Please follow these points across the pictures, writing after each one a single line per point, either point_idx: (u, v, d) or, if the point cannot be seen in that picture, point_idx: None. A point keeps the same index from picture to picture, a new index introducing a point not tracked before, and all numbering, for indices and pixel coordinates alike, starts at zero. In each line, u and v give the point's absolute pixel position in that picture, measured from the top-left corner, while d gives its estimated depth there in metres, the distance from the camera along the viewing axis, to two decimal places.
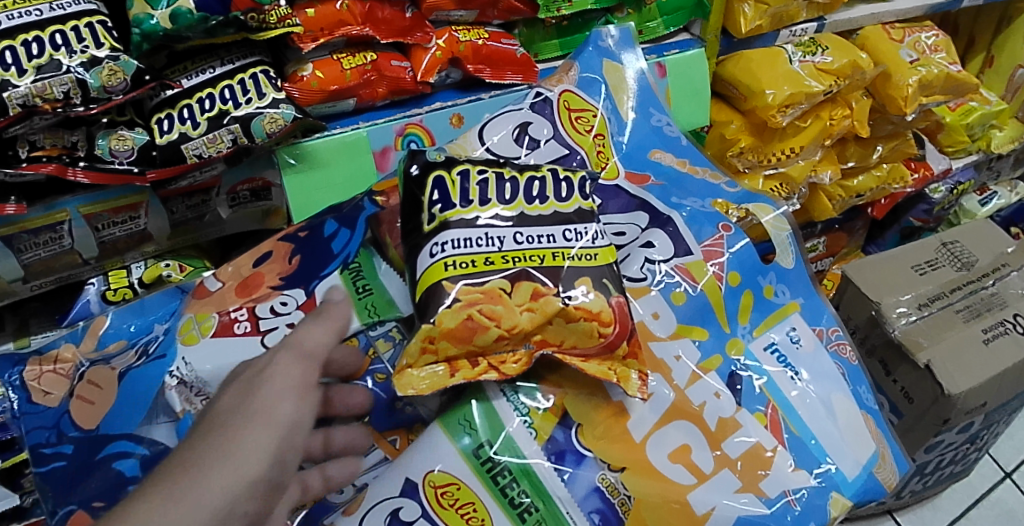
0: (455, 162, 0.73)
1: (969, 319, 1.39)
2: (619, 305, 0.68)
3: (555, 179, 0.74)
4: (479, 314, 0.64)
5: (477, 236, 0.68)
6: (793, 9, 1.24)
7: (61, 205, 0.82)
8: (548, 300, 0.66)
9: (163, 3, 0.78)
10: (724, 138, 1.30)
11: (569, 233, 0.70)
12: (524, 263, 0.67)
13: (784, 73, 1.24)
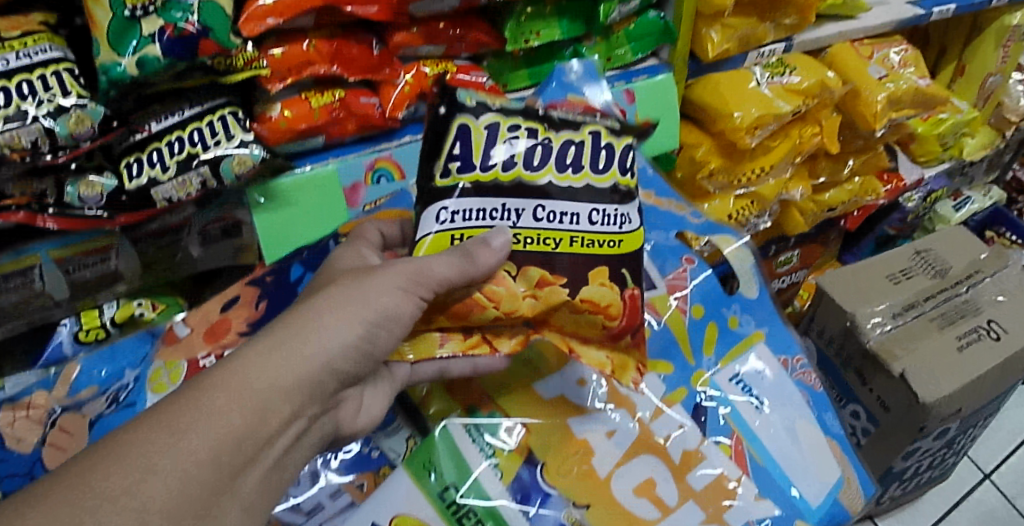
0: (486, 110, 0.69)
1: (944, 326, 1.41)
2: (632, 297, 0.72)
3: (596, 145, 0.72)
4: (481, 295, 0.67)
5: (495, 208, 0.69)
6: (759, 32, 1.28)
7: (30, 249, 0.84)
8: (553, 290, 0.68)
9: (130, 50, 0.80)
10: (693, 161, 1.30)
11: (595, 216, 0.71)
12: (535, 246, 0.69)
13: (751, 93, 1.27)
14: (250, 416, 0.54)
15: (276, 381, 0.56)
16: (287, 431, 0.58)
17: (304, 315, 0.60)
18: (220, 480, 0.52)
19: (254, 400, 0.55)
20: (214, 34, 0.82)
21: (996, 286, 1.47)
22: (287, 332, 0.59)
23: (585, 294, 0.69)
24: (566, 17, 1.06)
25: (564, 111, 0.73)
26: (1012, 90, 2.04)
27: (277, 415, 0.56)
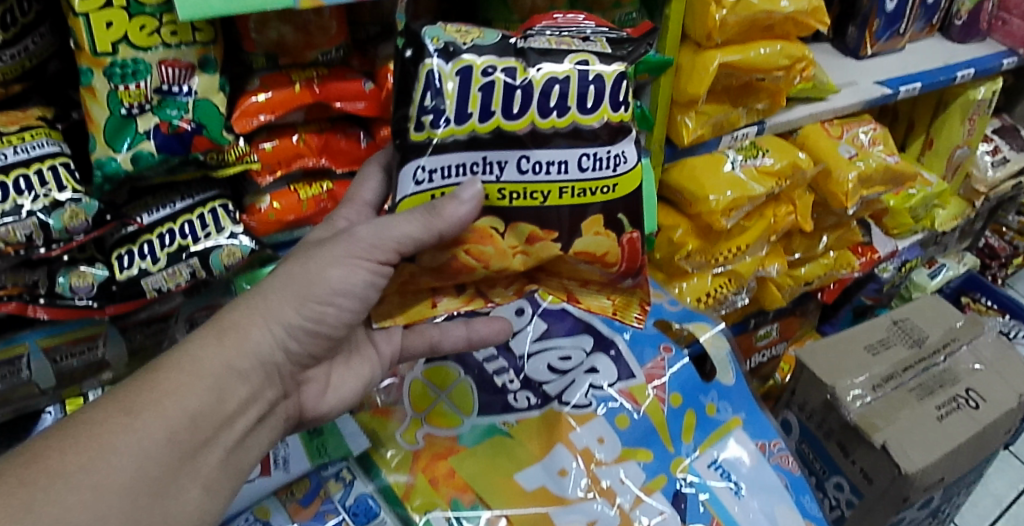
0: (456, 55, 0.72)
1: (923, 397, 1.44)
2: (630, 241, 0.80)
3: (582, 80, 0.74)
4: (468, 254, 0.77)
5: (476, 161, 0.74)
6: (733, 117, 1.35)
7: (20, 338, 0.90)
8: (543, 246, 0.78)
9: (125, 147, 0.85)
10: (671, 242, 1.35)
11: (584, 162, 0.76)
12: (522, 200, 0.76)
13: (725, 179, 1.33)
14: (208, 395, 0.66)
15: (226, 366, 0.68)
16: (243, 411, 0.70)
17: (249, 307, 0.72)
18: (182, 449, 0.63)
19: (209, 380, 0.66)
20: (207, 130, 0.87)
21: (971, 355, 1.52)
22: (235, 327, 0.71)
23: (578, 245, 0.78)
24: None
25: (545, 44, 0.75)
26: (979, 162, 2.12)
27: (231, 396, 0.68)
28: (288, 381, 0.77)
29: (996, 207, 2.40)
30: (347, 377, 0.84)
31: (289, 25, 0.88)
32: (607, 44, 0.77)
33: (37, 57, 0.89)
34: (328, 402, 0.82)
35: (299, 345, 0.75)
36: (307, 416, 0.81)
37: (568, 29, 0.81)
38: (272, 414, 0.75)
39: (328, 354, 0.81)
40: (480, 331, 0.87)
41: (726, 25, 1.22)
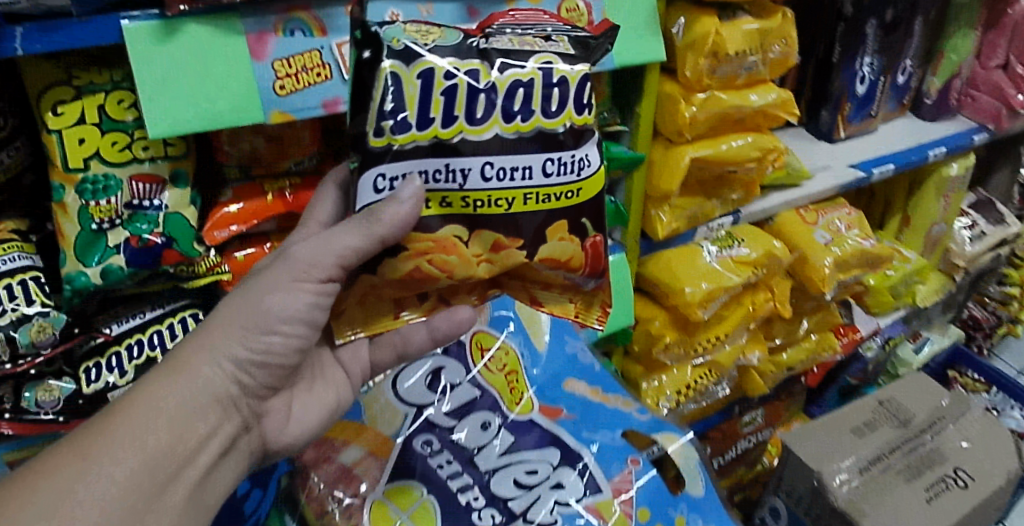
0: (416, 56, 0.69)
1: (910, 478, 1.41)
2: (594, 244, 0.79)
3: (546, 82, 0.72)
4: (428, 263, 0.73)
5: (438, 169, 0.71)
6: (708, 209, 1.37)
7: None
8: (508, 253, 0.75)
9: (95, 260, 0.86)
10: (650, 334, 1.39)
11: (549, 166, 0.74)
12: (486, 208, 0.73)
13: (702, 271, 1.35)
14: (165, 435, 0.67)
15: (181, 407, 0.70)
16: (204, 448, 0.71)
17: (198, 345, 0.73)
18: (144, 494, 0.64)
19: (165, 420, 0.68)
20: (178, 244, 0.89)
21: (958, 433, 1.51)
22: (187, 364, 0.72)
23: (543, 252, 0.76)
24: None
25: (507, 45, 0.72)
26: (956, 236, 2.13)
27: (190, 435, 0.70)
28: (249, 413, 0.78)
29: (976, 279, 2.40)
30: (310, 404, 0.87)
31: (262, 137, 0.92)
32: (570, 44, 0.76)
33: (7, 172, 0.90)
34: (291, 432, 0.85)
35: (255, 377, 0.77)
36: (272, 447, 0.84)
37: (529, 28, 0.79)
38: (235, 446, 0.77)
39: (286, 383, 0.84)
40: (441, 326, 0.84)
41: (695, 121, 1.24)
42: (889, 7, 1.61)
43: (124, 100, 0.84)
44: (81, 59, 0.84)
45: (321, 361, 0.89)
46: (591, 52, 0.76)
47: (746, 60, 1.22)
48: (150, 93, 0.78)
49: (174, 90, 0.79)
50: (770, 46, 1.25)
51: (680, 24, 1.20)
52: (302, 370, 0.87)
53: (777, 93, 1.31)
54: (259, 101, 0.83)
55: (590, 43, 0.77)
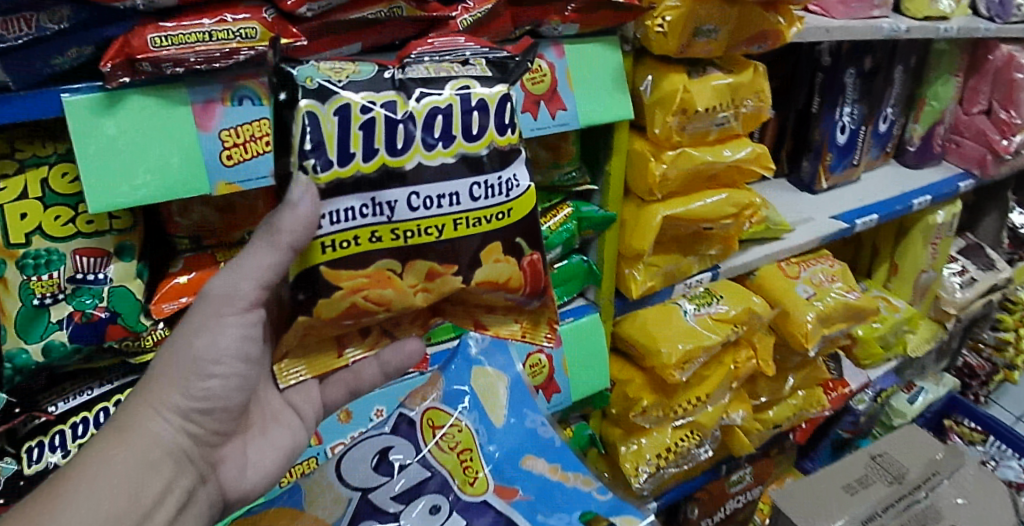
0: (331, 94, 0.67)
1: None
2: (533, 263, 0.78)
3: (465, 108, 0.71)
4: (365, 298, 0.71)
5: (365, 205, 0.69)
6: (684, 265, 1.34)
7: None
8: (443, 279, 0.73)
9: (37, 336, 0.84)
10: (627, 396, 1.36)
11: (476, 190, 0.72)
12: (417, 238, 0.71)
13: (680, 331, 1.31)
14: (118, 493, 0.64)
15: (132, 462, 0.68)
16: (162, 502, 0.68)
17: (139, 402, 0.72)
18: None
19: (116, 479, 0.65)
20: (123, 318, 0.87)
21: (954, 489, 1.44)
22: (131, 424, 0.70)
23: (480, 275, 0.75)
24: None
25: (423, 73, 0.71)
26: (945, 283, 2.09)
27: (145, 490, 0.67)
28: (203, 463, 0.75)
29: (968, 325, 2.36)
30: (265, 447, 0.82)
31: (212, 208, 0.93)
32: (486, 65, 0.74)
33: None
34: (250, 477, 0.80)
35: (204, 424, 0.74)
36: (231, 497, 0.79)
37: (447, 53, 0.75)
38: (196, 500, 0.73)
39: (235, 427, 0.79)
40: (392, 359, 0.87)
41: (666, 179, 1.19)
42: (866, 57, 1.60)
43: (69, 172, 0.82)
44: (26, 131, 0.83)
45: (265, 406, 0.83)
46: (509, 75, 0.75)
47: (717, 116, 1.17)
48: (91, 168, 0.76)
49: (116, 164, 0.77)
50: (743, 101, 1.19)
51: (648, 82, 1.14)
52: (250, 412, 0.81)
53: (750, 147, 1.26)
54: (204, 172, 0.82)
55: (507, 64, 0.75)
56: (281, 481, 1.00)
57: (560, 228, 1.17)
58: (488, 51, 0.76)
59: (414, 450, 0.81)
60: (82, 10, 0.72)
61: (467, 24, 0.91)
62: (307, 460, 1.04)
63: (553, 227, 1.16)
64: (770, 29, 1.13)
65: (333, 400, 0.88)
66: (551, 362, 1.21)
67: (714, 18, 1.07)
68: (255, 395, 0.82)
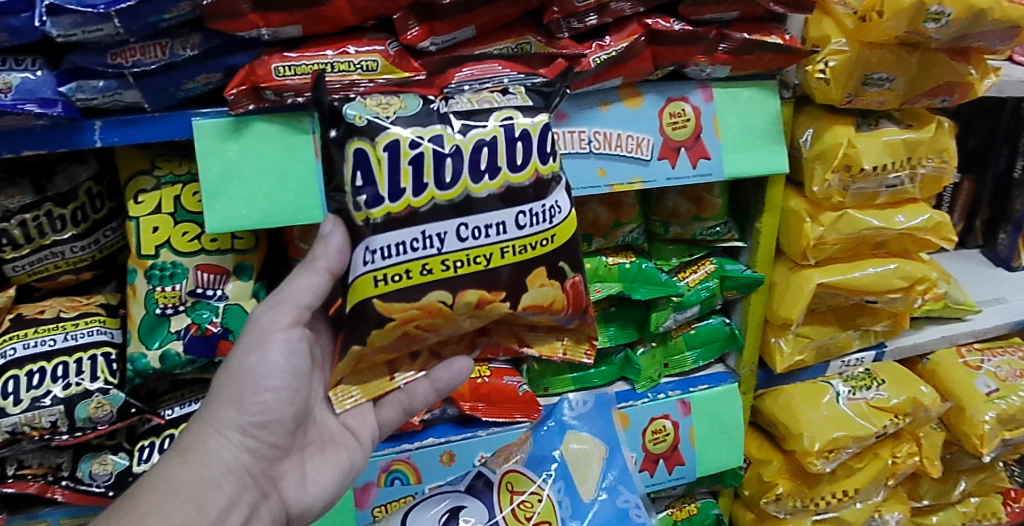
0: (379, 130, 0.67)
1: None
2: (574, 285, 0.74)
3: (509, 138, 0.69)
4: (415, 327, 0.69)
5: (413, 237, 0.67)
6: (843, 340, 1.11)
7: (42, 514, 0.87)
8: (493, 306, 0.69)
9: (156, 343, 0.82)
10: (762, 479, 1.14)
11: (522, 219, 0.69)
12: (467, 267, 0.68)
13: (827, 416, 1.09)
14: (185, 506, 0.64)
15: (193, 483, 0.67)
16: (228, 517, 0.67)
17: (200, 422, 0.71)
18: None
19: (181, 492, 0.65)
20: (234, 335, 0.84)
21: None
22: (193, 445, 0.70)
23: (525, 300, 0.71)
24: (614, 323, 1.01)
25: (466, 106, 0.70)
26: None
27: (210, 504, 0.66)
28: (264, 479, 0.73)
29: None
30: (325, 465, 0.78)
31: None
32: (527, 94, 0.74)
33: (109, 249, 0.89)
34: (310, 494, 0.76)
35: (263, 439, 0.72)
36: (295, 516, 0.75)
37: (486, 81, 0.77)
38: (258, 516, 0.71)
39: (293, 443, 0.76)
40: (444, 377, 0.79)
41: (823, 243, 1.02)
42: None
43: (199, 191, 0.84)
44: (166, 150, 0.86)
45: (321, 424, 0.79)
46: (548, 103, 0.74)
47: (888, 177, 1.00)
48: (213, 190, 0.78)
49: (236, 185, 0.78)
50: (922, 160, 1.02)
51: (808, 134, 1.00)
52: (307, 431, 0.78)
53: (928, 214, 1.06)
54: (317, 202, 0.80)
55: (547, 93, 0.75)
56: (373, 513, 0.93)
57: (698, 286, 1.01)
58: (526, 78, 0.77)
59: (487, 514, 0.74)
60: (212, 38, 0.75)
61: (600, 63, 0.83)
62: (404, 497, 0.94)
63: (689, 285, 1.01)
64: (960, 81, 0.97)
65: (390, 420, 0.82)
66: (677, 432, 1.04)
67: (888, 65, 0.94)
68: (312, 416, 0.78)
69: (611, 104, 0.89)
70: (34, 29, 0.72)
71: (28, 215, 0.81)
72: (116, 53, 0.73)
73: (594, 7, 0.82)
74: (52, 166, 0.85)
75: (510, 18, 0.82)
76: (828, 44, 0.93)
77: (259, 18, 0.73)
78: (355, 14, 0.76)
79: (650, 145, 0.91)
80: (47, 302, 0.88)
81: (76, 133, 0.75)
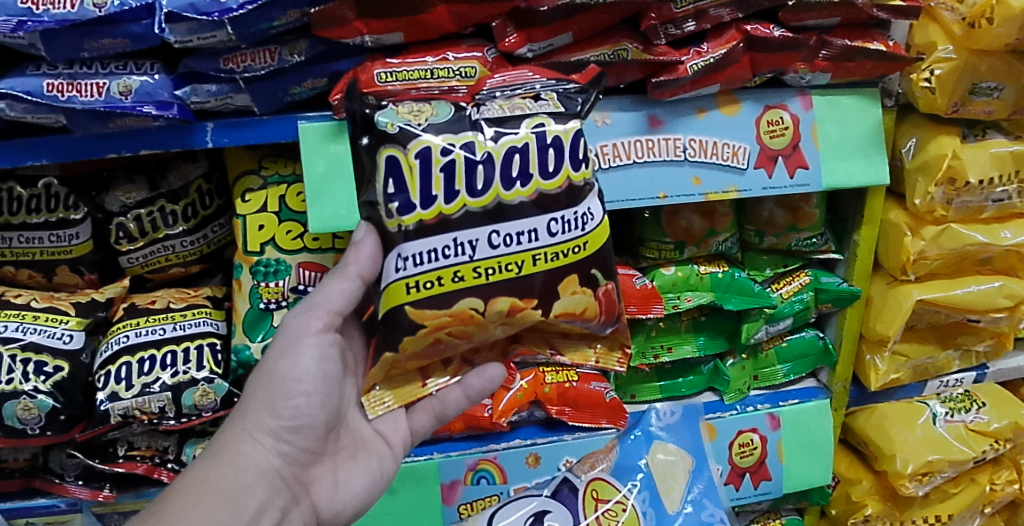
0: (411, 137, 0.68)
1: None
2: (606, 293, 0.75)
3: (541, 145, 0.69)
4: (447, 335, 0.70)
5: (444, 245, 0.68)
6: (942, 359, 1.07)
7: (148, 494, 0.92)
8: (524, 314, 0.70)
9: (260, 335, 0.84)
10: (851, 499, 1.09)
11: (554, 226, 0.70)
12: (499, 275, 0.69)
13: (921, 438, 1.05)
14: (216, 511, 0.68)
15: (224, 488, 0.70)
16: (257, 520, 0.70)
17: (235, 426, 0.74)
18: None
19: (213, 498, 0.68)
20: None
21: None
22: (228, 448, 0.73)
23: (558, 308, 0.72)
24: (704, 332, 1.00)
25: (498, 112, 0.70)
26: None
27: (240, 509, 0.70)
28: (296, 483, 0.76)
29: None
30: (357, 470, 0.80)
31: None
32: (558, 101, 0.73)
33: (216, 244, 0.93)
34: (342, 497, 0.79)
35: (296, 444, 0.75)
36: (327, 517, 0.78)
37: (517, 87, 0.75)
38: (290, 519, 0.74)
39: (325, 447, 0.78)
40: (477, 384, 0.81)
41: (924, 258, 0.98)
42: None
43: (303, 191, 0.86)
44: (273, 151, 0.89)
45: (355, 429, 0.81)
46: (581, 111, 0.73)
47: (995, 191, 0.95)
48: (316, 191, 0.80)
49: (338, 186, 0.81)
50: None
51: (912, 144, 0.96)
52: (341, 435, 0.80)
53: None
54: None
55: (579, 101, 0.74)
56: (459, 511, 0.94)
57: (792, 299, 1.00)
58: (559, 84, 0.75)
59: (572, 519, 0.74)
60: (318, 44, 0.77)
61: (698, 69, 0.82)
62: (489, 496, 0.95)
63: (783, 296, 0.99)
64: None
65: (422, 427, 0.83)
66: (765, 446, 1.02)
67: (997, 74, 0.90)
68: (346, 420, 0.80)
69: (708, 112, 0.88)
70: (154, 36, 0.74)
71: (143, 210, 0.87)
72: (228, 59, 0.76)
73: (692, 13, 0.82)
74: (166, 163, 0.89)
75: (606, 24, 0.81)
76: (934, 51, 0.89)
77: (362, 26, 0.75)
78: (454, 22, 0.77)
79: (747, 154, 0.89)
80: (158, 293, 0.93)
81: (190, 135, 0.79)
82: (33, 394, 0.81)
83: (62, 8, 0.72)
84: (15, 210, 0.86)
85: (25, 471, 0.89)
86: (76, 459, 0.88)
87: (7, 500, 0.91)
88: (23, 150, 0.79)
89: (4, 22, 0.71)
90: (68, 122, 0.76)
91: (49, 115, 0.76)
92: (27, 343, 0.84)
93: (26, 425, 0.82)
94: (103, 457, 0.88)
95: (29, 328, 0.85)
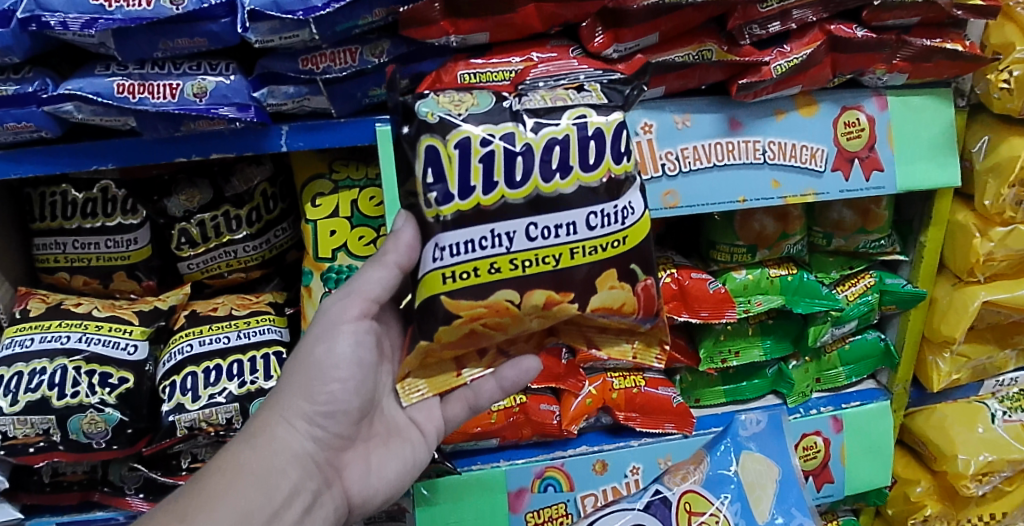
0: (450, 127, 0.62)
1: None
2: (646, 288, 0.67)
3: (583, 137, 0.63)
4: (482, 327, 0.64)
5: (481, 236, 0.62)
6: (1000, 360, 1.06)
7: None
8: (560, 307, 0.64)
9: None
10: (908, 499, 1.10)
11: (594, 219, 0.63)
12: (536, 267, 0.63)
13: (981, 437, 1.04)
14: (248, 497, 0.62)
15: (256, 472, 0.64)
16: (289, 506, 0.65)
17: (269, 410, 0.69)
18: None
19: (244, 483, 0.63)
20: None
21: None
22: (260, 430, 0.68)
23: (595, 302, 0.65)
24: (771, 335, 0.99)
25: (539, 103, 0.65)
26: None
27: (272, 493, 0.64)
28: (328, 469, 0.70)
29: None
30: (391, 458, 0.74)
31: None
32: (602, 92, 0.67)
33: (279, 249, 0.91)
34: (374, 485, 0.73)
35: (330, 429, 0.69)
36: (359, 505, 0.73)
37: (562, 78, 0.72)
38: (321, 506, 0.68)
39: (358, 433, 0.72)
40: (512, 376, 0.73)
41: (992, 260, 0.96)
42: None
43: (375, 195, 0.84)
44: (342, 153, 0.87)
45: (389, 415, 0.74)
46: (626, 102, 0.68)
47: None
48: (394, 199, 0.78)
49: None
50: None
51: (983, 143, 0.94)
52: (374, 422, 0.74)
53: None
54: None
55: (624, 91, 0.68)
56: (526, 519, 0.93)
57: (857, 301, 0.99)
58: (602, 76, 0.72)
59: None
60: (400, 44, 0.75)
61: (783, 70, 0.80)
62: (556, 503, 0.93)
63: (848, 299, 0.99)
64: None
65: (457, 417, 0.77)
66: (829, 449, 1.01)
67: None
68: (380, 406, 0.74)
69: (787, 113, 0.86)
70: (233, 34, 0.70)
71: (207, 215, 0.85)
72: (307, 59, 0.73)
73: (778, 13, 0.79)
74: (229, 167, 0.86)
75: (696, 23, 0.79)
76: (1013, 51, 0.88)
77: (449, 26, 0.73)
78: (542, 22, 0.75)
79: (825, 156, 0.87)
80: (219, 299, 0.91)
81: (264, 138, 0.75)
82: (100, 407, 0.79)
83: (137, 6, 0.67)
84: (70, 215, 0.84)
85: (84, 483, 0.86)
86: (139, 472, 0.86)
87: (64, 513, 0.87)
88: (88, 154, 0.75)
89: (74, 20, 0.66)
90: (139, 124, 0.72)
91: (120, 118, 0.72)
92: (90, 355, 0.81)
93: (92, 439, 0.79)
94: (166, 469, 0.85)
95: (93, 338, 0.82)
